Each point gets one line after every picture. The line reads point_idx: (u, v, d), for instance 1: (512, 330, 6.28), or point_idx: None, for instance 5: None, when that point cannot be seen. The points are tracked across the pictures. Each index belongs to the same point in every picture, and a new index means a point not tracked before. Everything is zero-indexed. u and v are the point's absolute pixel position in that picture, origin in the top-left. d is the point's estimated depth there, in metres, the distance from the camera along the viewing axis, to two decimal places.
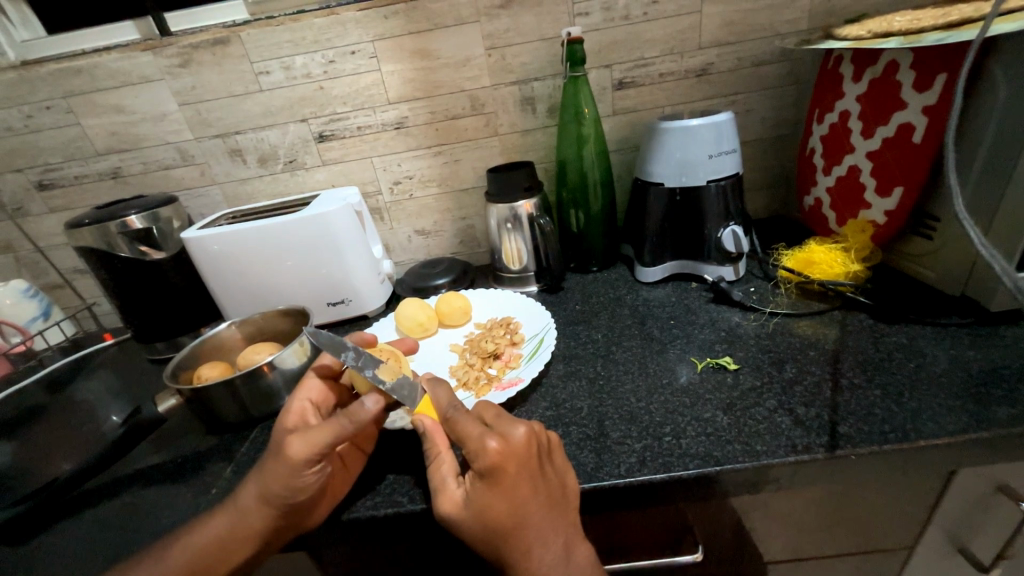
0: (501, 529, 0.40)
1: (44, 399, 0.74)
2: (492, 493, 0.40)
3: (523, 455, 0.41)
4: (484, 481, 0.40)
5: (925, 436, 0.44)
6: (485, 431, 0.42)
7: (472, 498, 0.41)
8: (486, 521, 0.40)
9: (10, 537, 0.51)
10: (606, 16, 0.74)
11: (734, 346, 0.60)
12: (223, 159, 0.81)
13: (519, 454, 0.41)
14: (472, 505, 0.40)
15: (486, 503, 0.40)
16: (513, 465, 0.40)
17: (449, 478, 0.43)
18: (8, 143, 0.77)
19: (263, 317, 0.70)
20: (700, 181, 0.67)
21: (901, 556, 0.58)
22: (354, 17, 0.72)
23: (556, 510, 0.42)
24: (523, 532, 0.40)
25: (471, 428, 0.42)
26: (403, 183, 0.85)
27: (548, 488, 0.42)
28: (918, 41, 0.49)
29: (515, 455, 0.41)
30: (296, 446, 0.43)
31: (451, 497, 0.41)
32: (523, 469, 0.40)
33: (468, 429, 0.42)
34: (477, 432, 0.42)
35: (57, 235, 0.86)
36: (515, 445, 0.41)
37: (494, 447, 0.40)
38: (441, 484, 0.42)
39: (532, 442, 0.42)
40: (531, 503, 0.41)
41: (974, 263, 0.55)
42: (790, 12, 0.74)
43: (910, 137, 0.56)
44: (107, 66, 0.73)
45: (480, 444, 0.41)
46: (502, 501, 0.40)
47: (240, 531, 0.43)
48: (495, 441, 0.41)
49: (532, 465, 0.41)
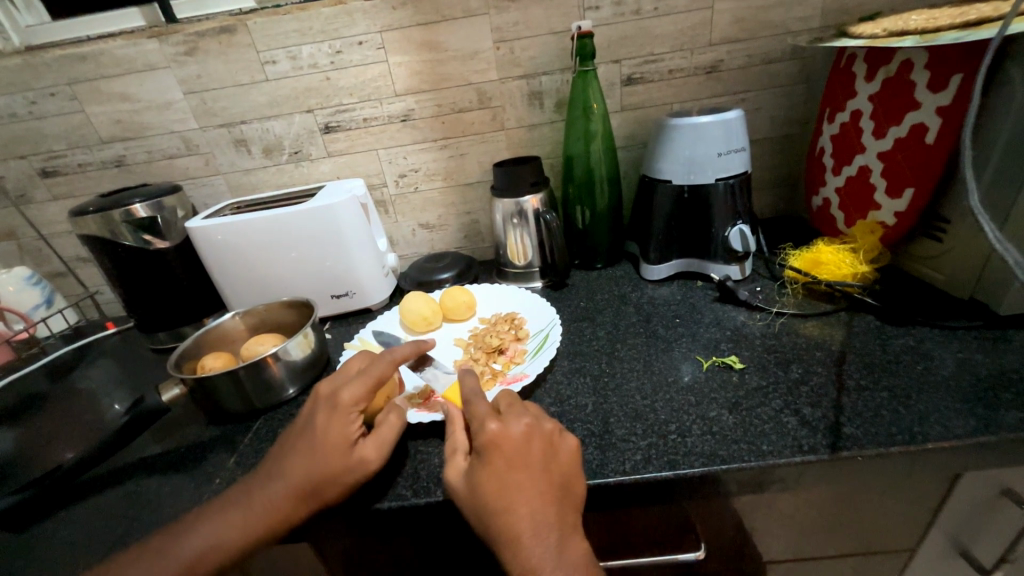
0: (490, 509, 0.40)
1: (46, 387, 0.74)
2: (486, 469, 0.42)
3: (521, 439, 0.43)
4: (481, 459, 0.42)
5: (933, 438, 0.44)
6: (490, 415, 0.45)
7: (470, 472, 0.42)
8: (478, 497, 0.41)
9: (13, 524, 0.51)
10: (616, 11, 0.73)
11: (740, 345, 0.60)
12: (228, 149, 0.80)
13: (517, 442, 0.43)
14: (470, 480, 0.42)
15: (481, 477, 0.41)
16: (508, 448, 0.43)
17: (457, 451, 0.44)
18: (11, 129, 0.77)
19: (267, 309, 0.70)
20: (708, 179, 0.67)
21: (902, 559, 0.58)
22: (362, 7, 0.71)
23: (553, 501, 0.41)
24: (511, 518, 0.40)
25: (482, 409, 0.46)
26: (409, 176, 0.85)
27: (551, 480, 0.42)
28: (935, 39, 0.48)
29: (513, 442, 0.43)
30: (349, 392, 0.47)
31: (455, 468, 0.43)
32: (519, 453, 0.43)
33: (479, 409, 0.46)
34: (484, 413, 0.45)
35: (60, 223, 0.86)
36: (512, 434, 0.43)
37: (493, 428, 0.44)
38: (448, 458, 0.44)
39: (537, 432, 0.44)
40: (525, 492, 0.41)
41: (987, 261, 0.55)
42: (802, 9, 0.73)
43: (922, 138, 0.56)
44: (112, 53, 0.72)
45: (482, 425, 0.44)
46: (495, 479, 0.41)
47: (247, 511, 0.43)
48: (495, 425, 0.44)
49: (530, 452, 0.43)
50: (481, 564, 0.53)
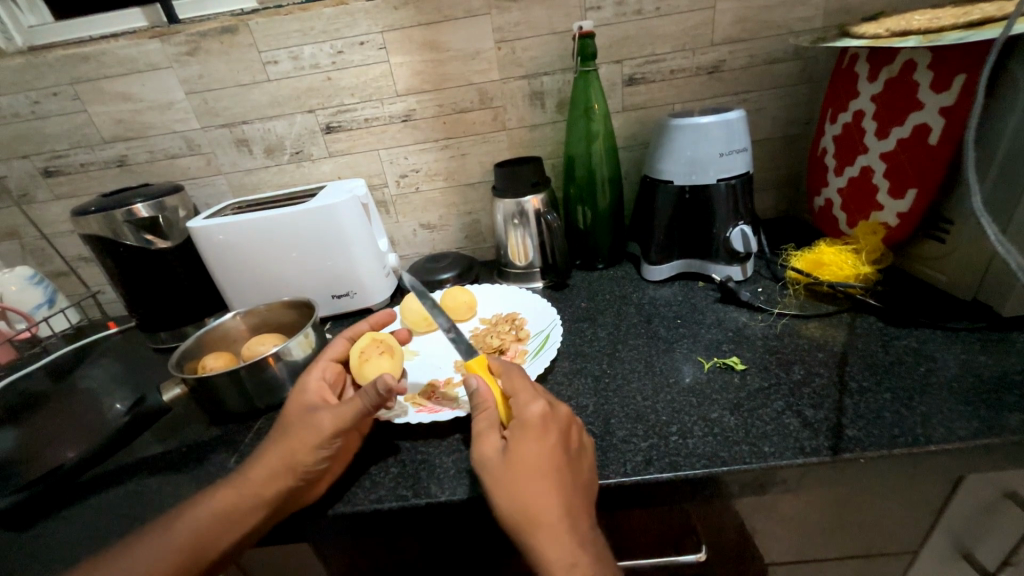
0: (531, 488, 0.39)
1: (47, 386, 0.74)
2: (530, 444, 0.41)
3: (559, 424, 0.43)
4: (524, 432, 0.42)
5: (936, 440, 0.44)
6: (535, 394, 0.46)
7: (511, 447, 0.41)
8: (521, 471, 0.40)
9: (14, 523, 0.51)
10: (617, 11, 0.73)
11: (742, 346, 0.60)
12: (230, 149, 0.80)
13: (562, 423, 0.43)
14: (511, 455, 0.41)
15: (528, 451, 0.41)
16: (553, 428, 0.43)
17: (491, 428, 0.43)
18: (14, 129, 0.77)
19: (268, 309, 0.70)
20: (709, 180, 0.67)
21: (905, 561, 0.58)
22: (363, 7, 0.71)
23: (579, 488, 0.41)
24: (547, 500, 0.39)
25: (525, 387, 0.46)
26: (410, 176, 0.85)
27: (575, 468, 0.41)
28: (938, 39, 0.48)
29: (559, 421, 0.43)
30: (326, 421, 0.45)
31: (491, 444, 0.42)
32: (558, 435, 0.42)
33: (520, 388, 0.46)
34: (529, 395, 0.45)
35: (62, 222, 0.86)
36: (559, 415, 0.44)
37: (541, 407, 0.44)
38: (483, 433, 0.43)
39: (572, 422, 0.44)
40: (561, 473, 0.40)
41: (989, 263, 0.54)
42: (804, 9, 0.73)
43: (926, 138, 0.55)
44: (114, 53, 0.72)
45: (529, 403, 0.44)
46: (539, 455, 0.40)
47: (246, 503, 0.43)
48: (542, 403, 0.44)
49: (564, 439, 0.42)
50: (481, 565, 0.53)
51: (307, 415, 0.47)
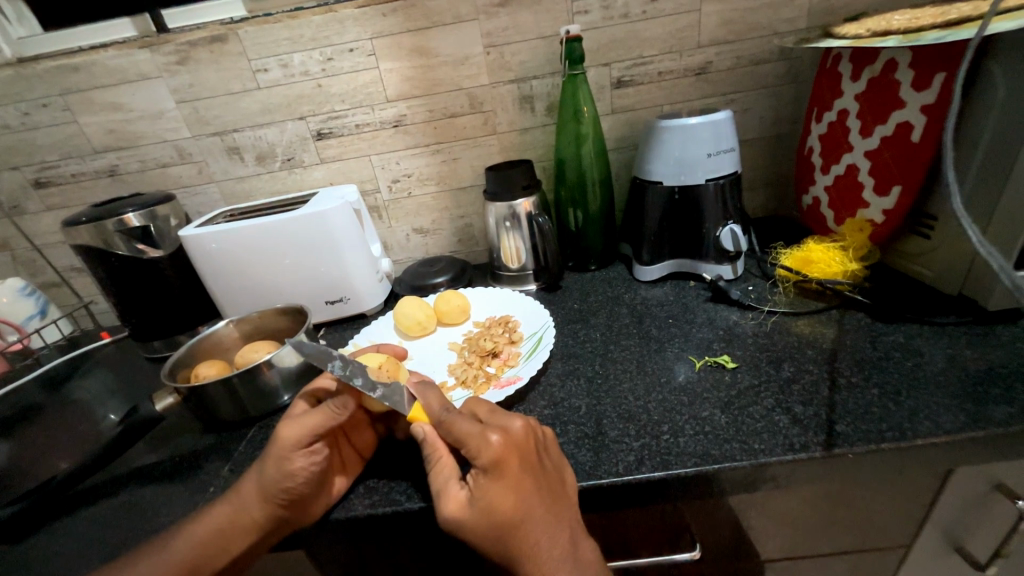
0: (506, 527, 0.39)
1: (40, 398, 0.73)
2: (495, 485, 0.40)
3: (524, 446, 0.42)
4: (487, 475, 0.40)
5: (923, 434, 0.44)
6: (484, 427, 0.42)
7: (477, 495, 0.40)
8: (494, 516, 0.39)
9: (7, 536, 0.51)
10: (605, 15, 0.74)
11: (732, 345, 0.60)
12: (221, 157, 0.81)
13: (519, 446, 0.42)
14: (478, 502, 0.40)
15: (493, 496, 0.40)
16: (515, 457, 0.41)
17: (452, 479, 0.42)
18: (4, 140, 0.77)
19: (260, 316, 0.70)
20: (698, 180, 0.67)
21: (898, 556, 0.58)
22: (352, 14, 0.71)
23: (557, 504, 0.41)
24: (524, 534, 0.39)
25: (468, 428, 0.42)
26: (401, 181, 0.85)
27: (549, 485, 0.42)
28: (917, 39, 0.49)
29: (516, 444, 0.42)
30: (296, 431, 0.45)
31: (455, 498, 0.41)
32: (525, 461, 0.41)
33: (466, 429, 0.42)
34: (476, 429, 0.42)
35: (54, 233, 0.86)
36: (515, 436, 0.42)
37: (497, 440, 0.41)
38: (444, 488, 0.41)
39: (530, 434, 0.43)
40: (534, 497, 0.40)
41: (973, 261, 0.56)
42: (788, 10, 0.74)
43: (909, 135, 0.56)
44: (104, 63, 0.72)
45: (484, 440, 0.41)
46: (507, 493, 0.40)
47: (240, 520, 0.44)
48: (497, 435, 0.41)
49: (533, 462, 0.42)
50: (478, 567, 0.53)
51: (284, 427, 0.47)
